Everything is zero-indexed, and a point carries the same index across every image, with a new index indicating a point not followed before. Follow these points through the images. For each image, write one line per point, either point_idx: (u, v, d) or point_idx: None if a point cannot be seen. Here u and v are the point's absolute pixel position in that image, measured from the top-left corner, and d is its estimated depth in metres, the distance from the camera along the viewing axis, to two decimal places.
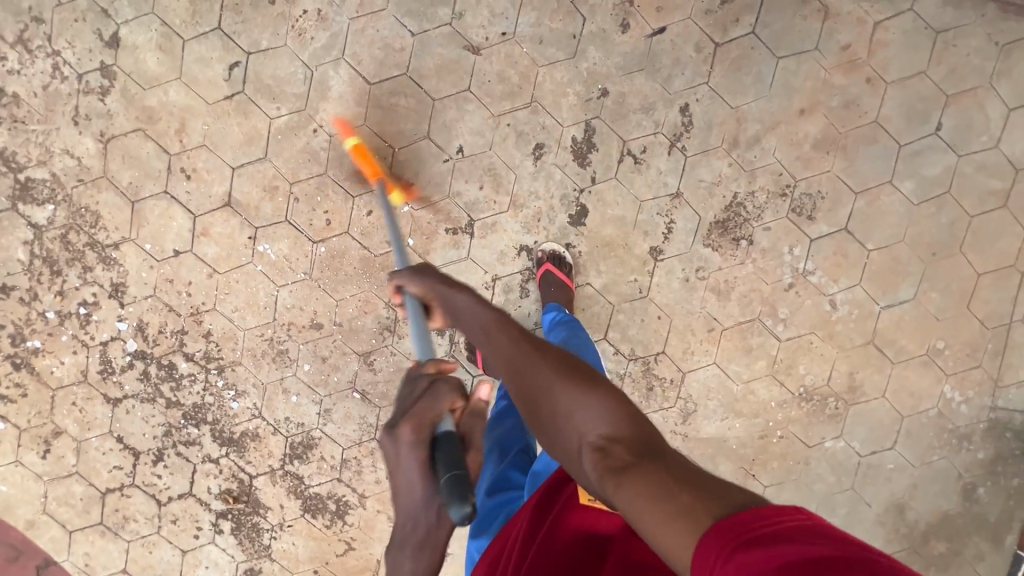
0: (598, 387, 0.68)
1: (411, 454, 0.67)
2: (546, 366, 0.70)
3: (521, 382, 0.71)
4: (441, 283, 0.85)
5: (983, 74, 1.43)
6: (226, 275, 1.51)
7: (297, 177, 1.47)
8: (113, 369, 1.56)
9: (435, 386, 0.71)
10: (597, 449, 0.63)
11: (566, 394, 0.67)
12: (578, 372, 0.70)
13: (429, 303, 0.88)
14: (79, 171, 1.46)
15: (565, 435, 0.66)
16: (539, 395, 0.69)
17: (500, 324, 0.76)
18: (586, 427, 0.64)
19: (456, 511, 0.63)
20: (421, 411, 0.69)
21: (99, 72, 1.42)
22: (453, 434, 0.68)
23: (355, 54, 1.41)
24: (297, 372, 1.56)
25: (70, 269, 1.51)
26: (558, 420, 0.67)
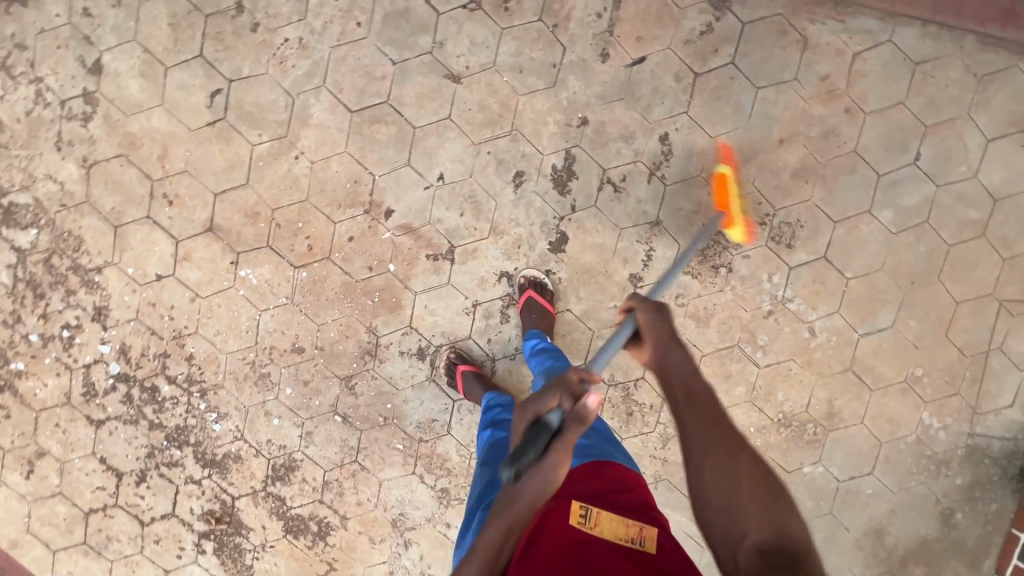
0: (779, 492, 0.74)
1: (518, 422, 0.80)
2: (741, 460, 0.75)
3: (717, 463, 0.75)
4: (667, 331, 0.91)
5: (961, 106, 1.44)
6: (208, 299, 1.52)
7: (279, 203, 1.48)
8: (96, 392, 1.57)
9: (553, 384, 0.82)
10: (758, 550, 0.67)
11: (742, 487, 0.73)
12: (771, 478, 0.75)
13: (643, 335, 0.94)
14: (62, 196, 1.47)
15: (721, 520, 0.72)
16: (726, 473, 0.75)
17: (704, 391, 0.83)
18: (756, 524, 0.70)
19: (506, 471, 0.78)
20: (531, 404, 0.80)
21: (81, 98, 1.43)
22: (550, 431, 0.78)
23: (336, 82, 1.42)
24: (280, 396, 1.58)
25: (53, 292, 1.52)
26: (727, 507, 0.73)
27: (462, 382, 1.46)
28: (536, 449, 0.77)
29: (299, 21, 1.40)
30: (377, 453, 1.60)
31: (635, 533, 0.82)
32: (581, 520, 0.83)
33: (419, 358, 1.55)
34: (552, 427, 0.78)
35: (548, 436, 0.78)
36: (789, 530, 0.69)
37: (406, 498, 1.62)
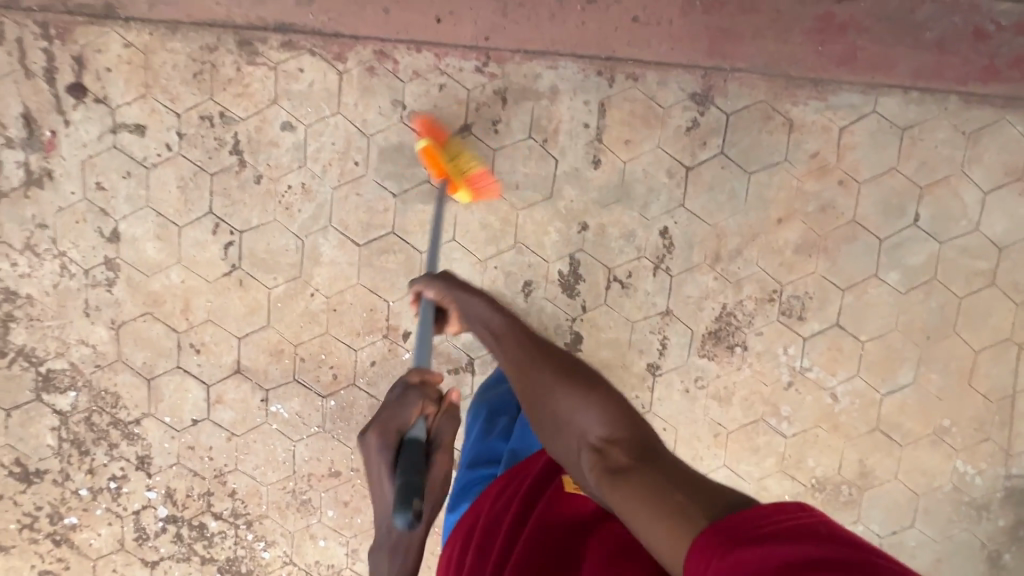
0: (602, 391, 0.81)
1: (384, 455, 0.85)
2: (546, 372, 0.86)
3: (533, 388, 0.86)
4: (455, 292, 1.06)
5: (953, 163, 1.46)
6: (244, 436, 1.58)
7: (300, 338, 1.53)
8: (147, 535, 1.62)
9: (407, 395, 0.90)
10: (597, 449, 0.74)
11: (566, 398, 0.81)
12: (584, 381, 0.83)
13: (443, 308, 1.09)
14: (96, 357, 1.53)
15: (563, 431, 0.80)
16: (553, 394, 0.83)
17: (504, 336, 0.96)
18: (589, 426, 0.77)
19: (403, 516, 0.76)
20: (389, 423, 0.87)
21: (103, 266, 1.49)
22: (419, 440, 0.86)
23: (341, 221, 1.47)
24: (322, 518, 1.62)
25: (97, 447, 1.58)
26: (562, 429, 0.80)
27: None
28: (416, 468, 0.81)
29: (299, 168, 1.45)
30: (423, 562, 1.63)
31: None
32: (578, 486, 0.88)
33: None
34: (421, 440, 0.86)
35: (420, 448, 0.84)
36: (619, 414, 0.77)
37: None
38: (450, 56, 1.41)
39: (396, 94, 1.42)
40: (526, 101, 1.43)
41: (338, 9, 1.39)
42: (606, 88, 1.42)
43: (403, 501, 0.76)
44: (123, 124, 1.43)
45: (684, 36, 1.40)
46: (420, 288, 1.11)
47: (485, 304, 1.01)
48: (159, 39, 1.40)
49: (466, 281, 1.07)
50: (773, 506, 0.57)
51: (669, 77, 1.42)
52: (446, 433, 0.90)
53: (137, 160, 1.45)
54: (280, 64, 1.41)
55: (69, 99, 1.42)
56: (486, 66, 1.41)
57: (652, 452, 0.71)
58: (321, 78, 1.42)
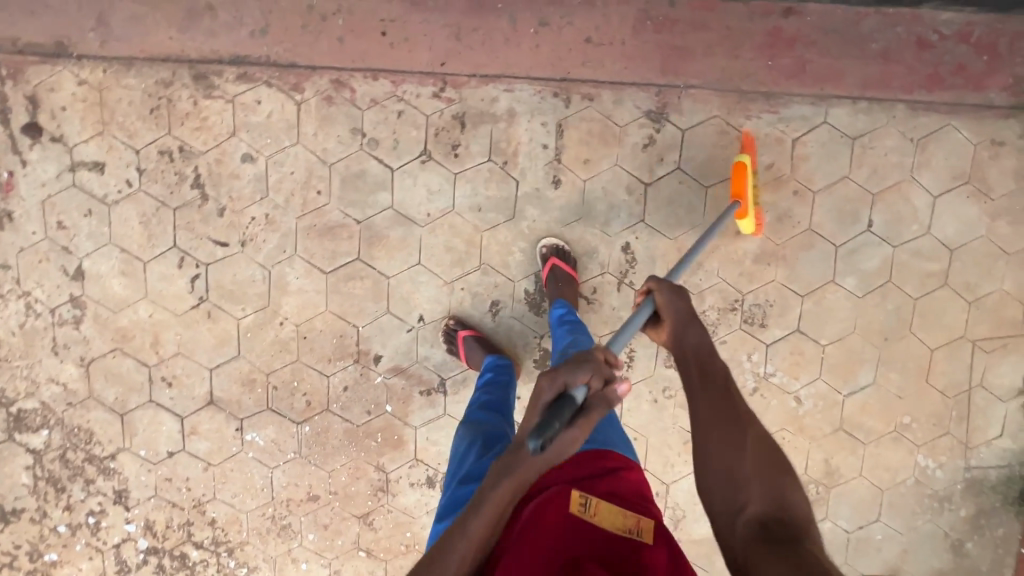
0: (772, 470, 0.80)
1: (545, 397, 0.83)
2: (746, 430, 0.83)
3: (712, 423, 0.84)
4: (682, 309, 1.00)
5: (903, 170, 1.50)
6: (221, 465, 1.59)
7: (272, 367, 1.54)
8: (129, 568, 1.63)
9: (585, 362, 0.86)
10: (758, 523, 0.73)
11: (744, 464, 0.80)
12: (764, 459, 0.81)
13: (660, 316, 1.03)
14: (67, 395, 1.53)
15: (725, 488, 0.78)
16: (727, 449, 0.81)
17: (702, 377, 0.91)
18: (756, 500, 0.76)
19: (534, 442, 0.78)
20: (561, 374, 0.83)
21: (69, 304, 1.49)
22: (576, 402, 0.82)
23: (307, 249, 1.48)
24: (303, 542, 1.63)
25: (73, 484, 1.58)
26: (730, 475, 0.79)
27: (463, 347, 1.46)
28: (564, 421, 0.79)
29: (262, 199, 1.46)
30: None
31: (632, 524, 0.84)
32: (581, 508, 0.85)
33: (430, 486, 1.61)
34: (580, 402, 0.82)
35: (572, 412, 0.81)
36: (785, 500, 0.76)
37: None
38: (407, 83, 1.42)
39: (355, 122, 1.43)
40: (485, 125, 1.44)
41: (292, 40, 1.39)
42: (562, 109, 1.44)
43: (540, 431, 0.78)
44: (81, 162, 1.43)
45: (637, 55, 1.42)
46: (650, 286, 1.04)
47: (702, 332, 0.96)
48: (113, 76, 1.40)
49: (694, 308, 1.00)
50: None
51: (624, 95, 1.44)
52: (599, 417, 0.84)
53: (98, 197, 1.45)
54: (237, 96, 1.41)
55: (24, 139, 1.42)
56: (443, 91, 1.42)
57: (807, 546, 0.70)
58: (279, 109, 1.42)
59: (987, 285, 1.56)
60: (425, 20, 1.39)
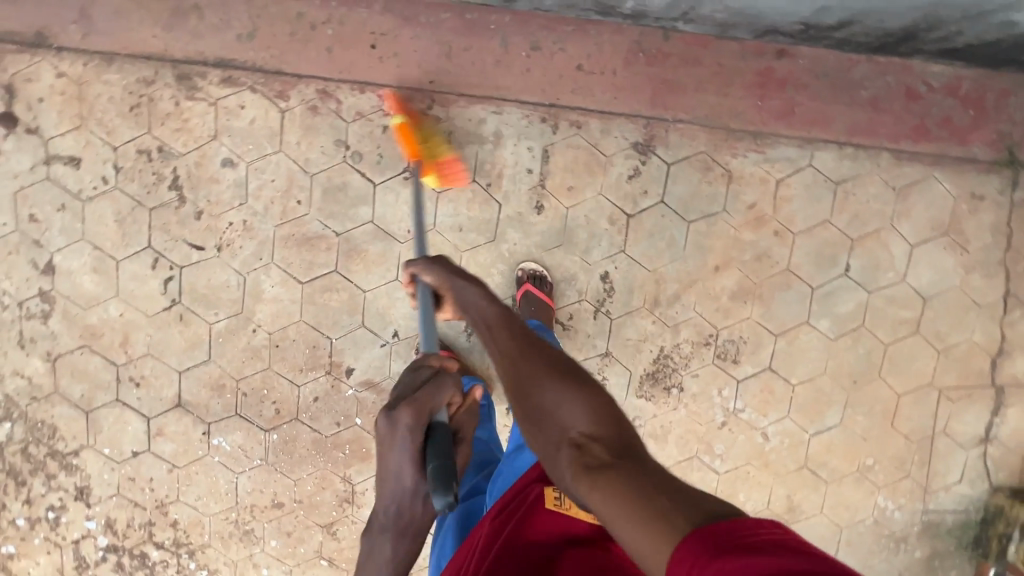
0: (579, 381, 0.76)
1: (408, 437, 0.79)
2: (536, 363, 0.80)
3: (515, 379, 0.79)
4: (455, 277, 0.97)
5: (883, 217, 1.51)
6: (186, 468, 1.58)
7: (242, 374, 1.53)
8: (87, 564, 1.62)
9: (441, 377, 0.85)
10: (579, 447, 0.70)
11: (552, 392, 0.75)
12: (569, 374, 0.77)
13: (442, 294, 1.00)
14: (32, 389, 1.52)
15: (545, 424, 0.74)
16: (536, 386, 0.77)
17: (502, 321, 0.88)
18: (578, 423, 0.72)
19: (441, 498, 0.75)
20: (423, 403, 0.81)
21: (38, 298, 1.47)
22: (446, 425, 0.82)
23: (284, 259, 1.47)
24: (265, 548, 1.63)
25: (34, 478, 1.56)
26: (542, 420, 0.75)
27: None
28: (448, 454, 0.78)
29: (240, 205, 1.44)
30: None
31: None
32: (557, 503, 0.86)
33: None
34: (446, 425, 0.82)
35: (450, 438, 0.81)
36: (603, 408, 0.73)
37: None
38: (394, 97, 1.40)
39: (339, 134, 1.41)
40: (471, 145, 1.43)
41: (280, 46, 1.37)
42: (550, 135, 1.43)
43: (442, 485, 0.74)
44: (57, 156, 1.40)
45: (628, 86, 1.41)
46: (416, 271, 1.01)
47: (483, 293, 0.93)
48: (94, 70, 1.37)
49: (463, 269, 0.99)
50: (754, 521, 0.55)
51: (612, 125, 1.43)
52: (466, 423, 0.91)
53: (72, 193, 1.42)
54: (220, 100, 1.39)
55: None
56: (430, 109, 1.41)
57: (629, 452, 0.68)
58: (263, 115, 1.40)
59: (957, 335, 1.58)
60: (416, 35, 1.38)
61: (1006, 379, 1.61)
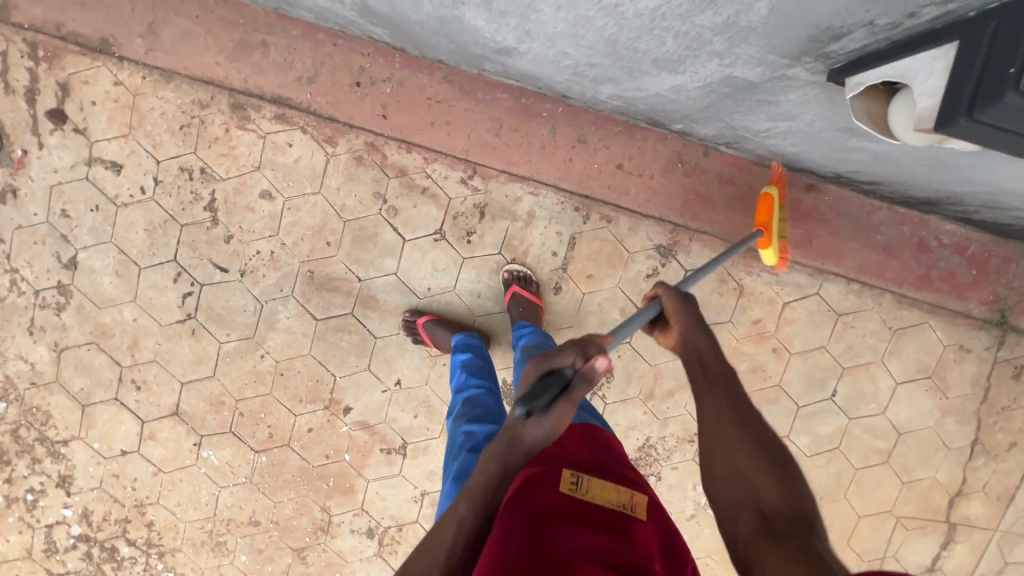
0: (781, 471, 0.76)
1: (534, 371, 0.76)
2: (746, 433, 0.80)
3: (707, 425, 0.82)
4: (691, 316, 0.91)
5: (876, 352, 1.60)
6: (171, 474, 1.61)
7: (242, 395, 1.56)
8: (56, 549, 1.64)
9: (569, 344, 0.77)
10: (761, 515, 0.72)
11: (747, 456, 0.78)
12: (779, 461, 0.77)
13: (668, 321, 0.94)
14: (32, 376, 1.54)
15: (736, 478, 0.77)
16: (731, 439, 0.79)
17: (726, 378, 0.85)
18: (768, 496, 0.74)
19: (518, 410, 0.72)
20: (545, 356, 0.76)
21: (55, 290, 1.49)
22: (566, 378, 0.74)
23: (303, 294, 1.51)
24: (234, 561, 1.67)
25: (19, 459, 1.58)
26: (733, 475, 0.77)
27: (425, 332, 1.45)
28: (539, 401, 0.72)
29: (271, 236, 1.48)
30: None
31: (628, 499, 0.79)
32: (574, 486, 0.78)
33: (368, 536, 1.66)
34: (569, 377, 0.74)
35: (557, 388, 0.73)
36: (798, 505, 0.72)
37: None
38: (500, 166, 1.46)
39: (380, 186, 1.46)
40: (503, 220, 1.49)
41: (337, 95, 1.41)
42: (580, 224, 1.49)
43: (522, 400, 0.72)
44: (101, 159, 1.43)
45: (662, 191, 1.48)
46: (660, 291, 0.95)
47: (689, 325, 0.91)
48: (151, 85, 1.40)
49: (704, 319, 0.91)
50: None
51: (640, 224, 1.50)
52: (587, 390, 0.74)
53: (108, 196, 1.45)
54: (270, 134, 1.43)
55: (47, 123, 1.41)
56: (471, 179, 1.47)
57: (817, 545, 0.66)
58: (309, 155, 1.44)
59: (923, 471, 1.67)
60: (470, 109, 1.42)
61: (961, 519, 1.70)
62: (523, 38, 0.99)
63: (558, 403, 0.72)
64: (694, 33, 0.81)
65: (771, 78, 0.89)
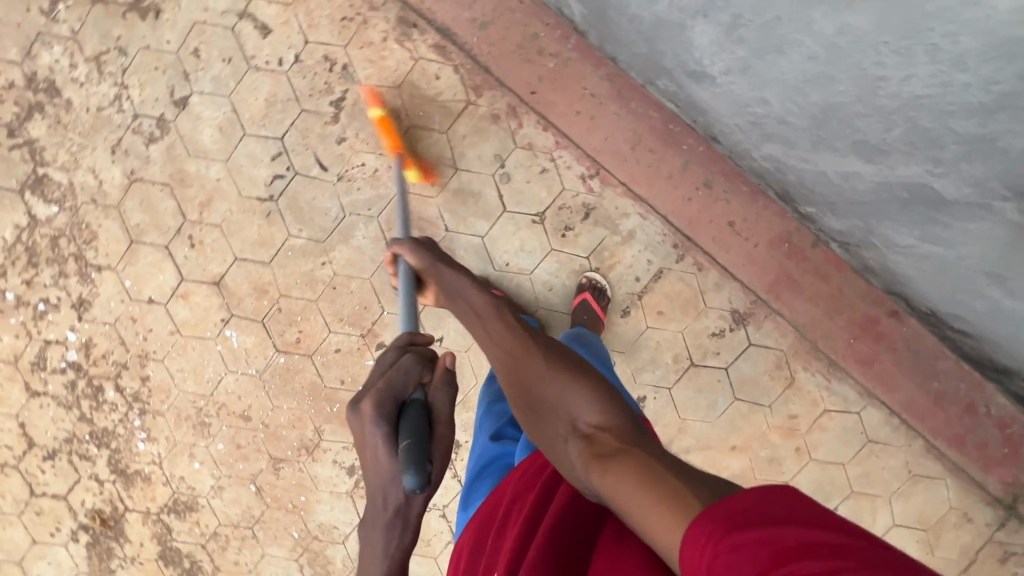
0: (596, 381, 0.79)
1: (380, 425, 0.71)
2: (535, 362, 0.81)
3: (515, 374, 0.82)
4: (436, 263, 0.95)
5: (887, 488, 1.62)
6: (185, 339, 1.58)
7: (289, 292, 1.54)
8: (44, 366, 1.60)
9: (399, 360, 0.76)
10: (584, 434, 0.72)
11: (555, 384, 0.77)
12: (570, 369, 0.79)
13: (423, 278, 0.97)
14: (95, 193, 1.51)
15: (551, 417, 0.76)
16: (523, 366, 0.81)
17: (491, 312, 0.90)
18: (582, 412, 0.74)
19: (409, 479, 0.66)
20: (384, 384, 0.73)
21: (154, 121, 1.47)
22: (420, 405, 0.73)
23: (388, 221, 1.50)
24: (210, 446, 1.64)
25: (46, 266, 1.55)
26: (539, 407, 0.78)
27: None
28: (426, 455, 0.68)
29: (382, 155, 1.47)
30: (273, 530, 1.68)
31: None
32: None
33: (347, 472, 1.64)
34: (421, 402, 0.74)
35: (418, 417, 0.71)
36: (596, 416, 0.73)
37: None
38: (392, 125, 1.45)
39: (503, 151, 1.46)
40: (603, 229, 1.49)
41: (502, 50, 1.41)
42: (671, 261, 1.50)
43: (414, 463, 0.66)
44: (254, 18, 1.42)
45: (759, 262, 1.48)
46: (402, 250, 0.97)
47: (464, 277, 0.94)
48: None
49: (451, 257, 0.98)
50: (776, 491, 0.51)
51: (726, 283, 1.51)
52: (446, 402, 0.76)
53: (244, 54, 1.43)
54: (423, 59, 1.42)
55: None
56: (590, 178, 1.47)
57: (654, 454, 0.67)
58: (450, 94, 1.44)
59: None
60: (618, 113, 1.42)
61: None
62: (733, 71, 1.02)
63: (435, 428, 0.73)
64: (935, 133, 0.90)
65: (970, 202, 0.96)
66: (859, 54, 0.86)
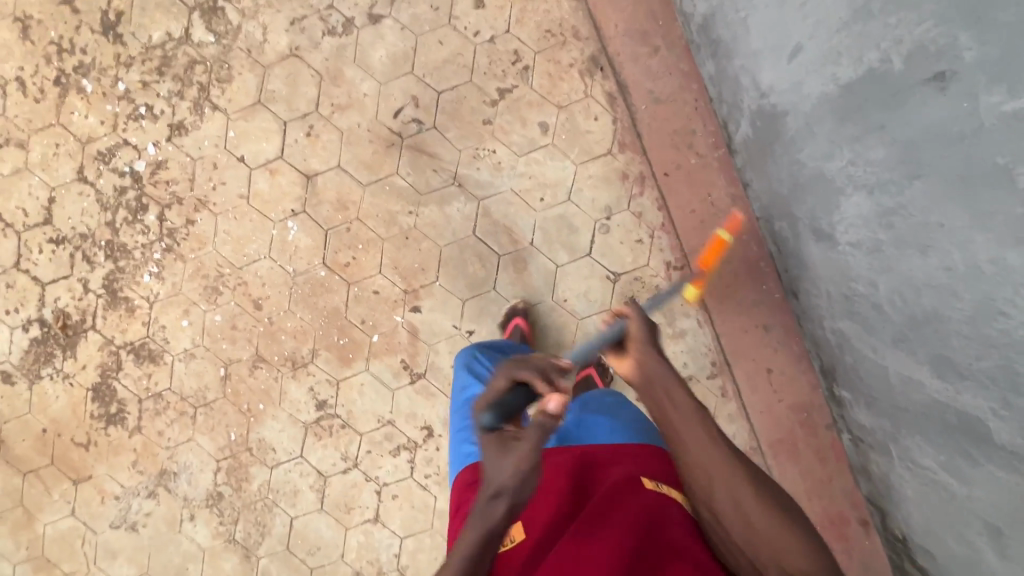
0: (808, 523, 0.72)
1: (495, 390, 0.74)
2: (736, 468, 0.74)
3: (705, 480, 0.74)
4: (652, 346, 0.83)
5: None
6: (249, 208, 1.59)
7: (365, 219, 1.58)
8: (107, 161, 1.60)
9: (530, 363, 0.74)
10: None
11: (756, 503, 0.71)
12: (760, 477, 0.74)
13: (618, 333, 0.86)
14: (254, 46, 1.57)
15: (751, 540, 0.70)
16: (711, 471, 0.74)
17: (691, 407, 0.78)
18: (795, 551, 0.68)
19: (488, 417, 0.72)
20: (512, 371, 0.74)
21: (342, 20, 1.56)
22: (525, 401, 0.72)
23: (487, 209, 1.57)
24: (207, 313, 1.62)
25: (170, 80, 1.58)
26: (741, 524, 0.71)
27: (509, 330, 1.52)
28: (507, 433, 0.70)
29: (513, 153, 1.56)
30: (214, 421, 1.62)
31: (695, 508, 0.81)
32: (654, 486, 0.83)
33: (315, 405, 1.61)
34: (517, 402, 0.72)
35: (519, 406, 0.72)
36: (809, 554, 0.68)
37: (189, 468, 1.63)
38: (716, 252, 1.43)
39: (614, 205, 1.56)
40: (660, 317, 1.58)
41: (659, 126, 1.53)
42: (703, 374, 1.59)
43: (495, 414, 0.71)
44: None
45: (774, 417, 1.57)
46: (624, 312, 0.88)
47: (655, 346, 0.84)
48: None
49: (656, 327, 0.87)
50: None
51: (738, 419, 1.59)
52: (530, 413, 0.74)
53: (451, 11, 1.55)
54: (592, 98, 1.55)
55: None
56: (674, 268, 1.57)
57: None
58: (598, 137, 1.55)
59: None
60: None
61: None
62: (863, 246, 1.09)
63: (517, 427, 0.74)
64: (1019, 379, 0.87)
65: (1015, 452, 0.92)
66: (996, 285, 0.85)
